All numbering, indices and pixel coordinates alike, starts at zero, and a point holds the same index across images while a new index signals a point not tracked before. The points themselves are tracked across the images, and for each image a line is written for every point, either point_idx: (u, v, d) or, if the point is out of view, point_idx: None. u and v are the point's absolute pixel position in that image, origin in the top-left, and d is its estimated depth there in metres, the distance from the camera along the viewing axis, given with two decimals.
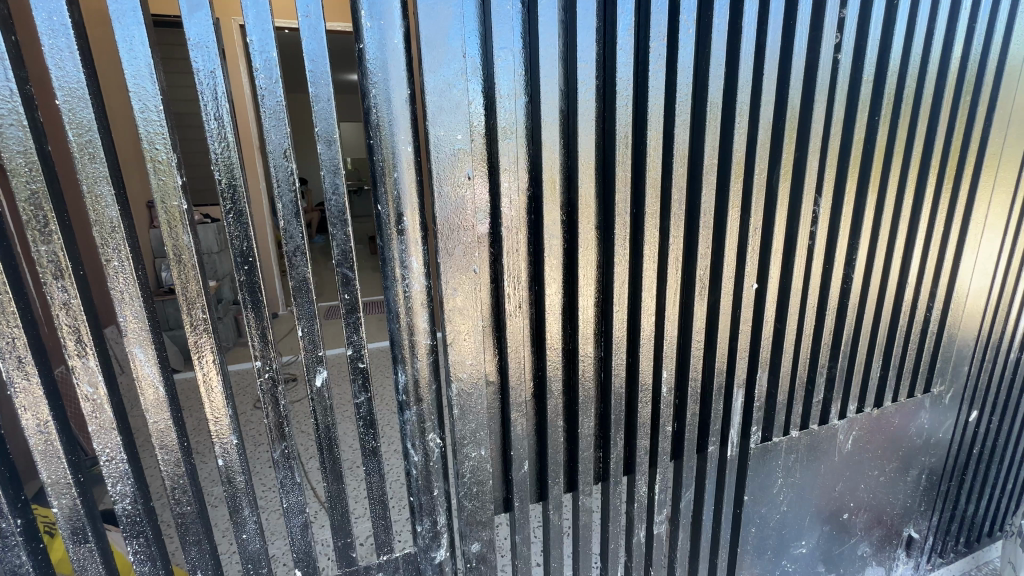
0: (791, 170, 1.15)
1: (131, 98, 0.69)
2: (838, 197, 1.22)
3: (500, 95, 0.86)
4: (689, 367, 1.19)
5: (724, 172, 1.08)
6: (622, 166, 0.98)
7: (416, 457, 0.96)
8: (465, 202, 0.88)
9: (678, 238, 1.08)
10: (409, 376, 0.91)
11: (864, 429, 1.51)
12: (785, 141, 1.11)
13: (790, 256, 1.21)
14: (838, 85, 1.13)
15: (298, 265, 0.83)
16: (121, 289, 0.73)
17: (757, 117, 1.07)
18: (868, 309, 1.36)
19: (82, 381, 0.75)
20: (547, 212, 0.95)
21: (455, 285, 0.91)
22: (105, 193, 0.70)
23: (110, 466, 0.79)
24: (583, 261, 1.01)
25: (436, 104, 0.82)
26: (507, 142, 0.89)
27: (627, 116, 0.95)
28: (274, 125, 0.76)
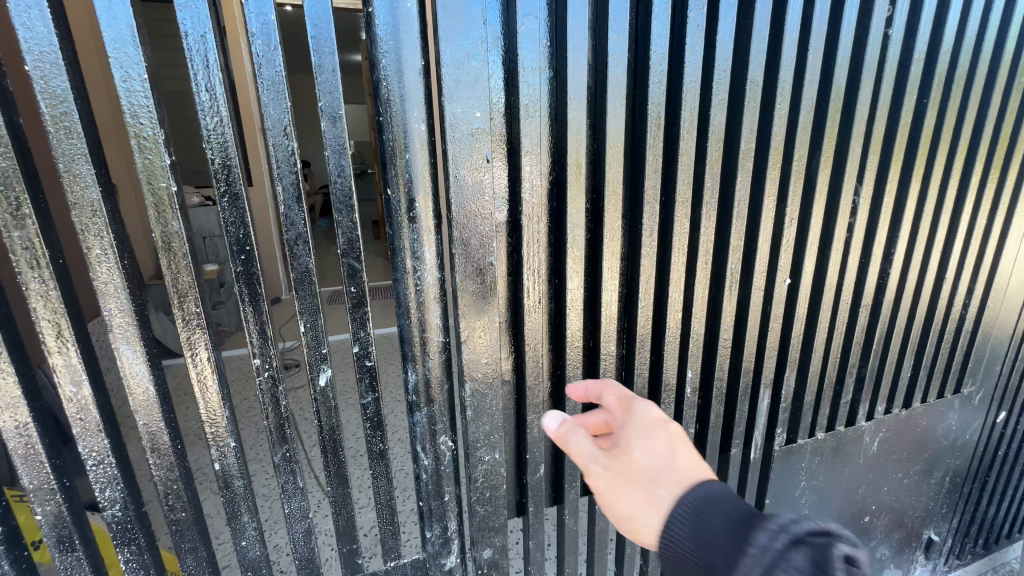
0: (832, 157, 1.06)
1: (111, 66, 0.61)
2: (880, 186, 1.14)
3: (523, 68, 0.78)
4: (714, 366, 1.12)
5: (761, 158, 1.00)
6: (654, 150, 0.89)
7: (427, 461, 0.90)
8: (483, 188, 0.81)
9: (709, 230, 1.00)
10: (420, 376, 0.85)
11: (891, 430, 1.45)
12: (828, 126, 1.03)
13: (826, 250, 1.13)
14: (887, 65, 1.03)
15: (300, 255, 0.75)
16: (105, 280, 0.66)
17: (799, 99, 0.98)
18: (903, 306, 1.29)
19: (64, 381, 0.68)
20: (571, 200, 0.87)
21: (469, 279, 0.84)
22: (85, 172, 0.62)
23: (98, 470, 0.73)
24: (608, 254, 0.93)
25: (452, 77, 0.74)
26: (530, 121, 0.81)
27: (660, 95, 0.87)
28: (273, 98, 0.68)
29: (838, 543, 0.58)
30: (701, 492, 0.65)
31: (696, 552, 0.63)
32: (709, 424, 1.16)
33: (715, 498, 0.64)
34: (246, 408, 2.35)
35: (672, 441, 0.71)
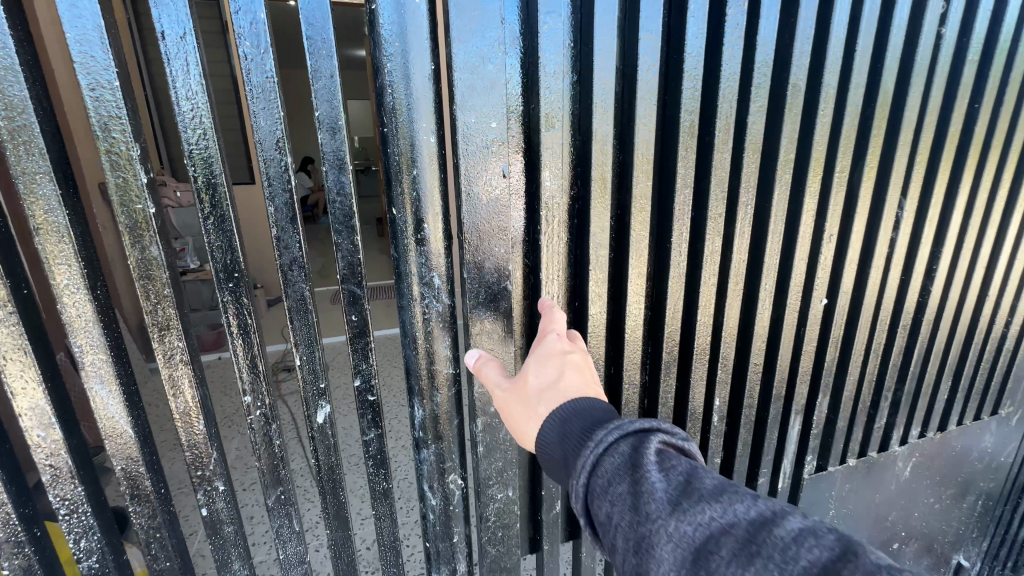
0: (876, 167, 0.98)
1: (77, 72, 0.53)
2: (925, 198, 1.05)
3: (543, 73, 0.69)
4: (743, 392, 1.04)
5: (800, 169, 0.91)
6: (686, 162, 0.81)
7: (435, 500, 0.83)
8: (499, 206, 0.73)
9: (742, 247, 0.91)
10: (427, 412, 0.77)
11: (924, 455, 1.37)
12: (872, 133, 0.94)
13: (865, 267, 1.05)
14: (939, 66, 0.95)
15: (295, 282, 0.68)
16: (74, 313, 0.58)
17: (843, 104, 0.89)
18: (943, 325, 1.20)
19: (31, 425, 0.60)
20: (595, 218, 0.79)
21: (483, 306, 0.76)
22: (49, 193, 0.54)
23: (71, 520, 0.66)
24: (634, 276, 0.85)
25: (464, 82, 0.66)
26: (551, 132, 0.72)
27: (694, 102, 0.78)
28: (263, 107, 0.60)
29: (658, 434, 0.59)
30: (571, 407, 0.63)
31: (561, 456, 0.62)
32: (736, 452, 1.08)
33: (586, 413, 0.62)
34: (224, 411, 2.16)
35: (566, 366, 0.67)
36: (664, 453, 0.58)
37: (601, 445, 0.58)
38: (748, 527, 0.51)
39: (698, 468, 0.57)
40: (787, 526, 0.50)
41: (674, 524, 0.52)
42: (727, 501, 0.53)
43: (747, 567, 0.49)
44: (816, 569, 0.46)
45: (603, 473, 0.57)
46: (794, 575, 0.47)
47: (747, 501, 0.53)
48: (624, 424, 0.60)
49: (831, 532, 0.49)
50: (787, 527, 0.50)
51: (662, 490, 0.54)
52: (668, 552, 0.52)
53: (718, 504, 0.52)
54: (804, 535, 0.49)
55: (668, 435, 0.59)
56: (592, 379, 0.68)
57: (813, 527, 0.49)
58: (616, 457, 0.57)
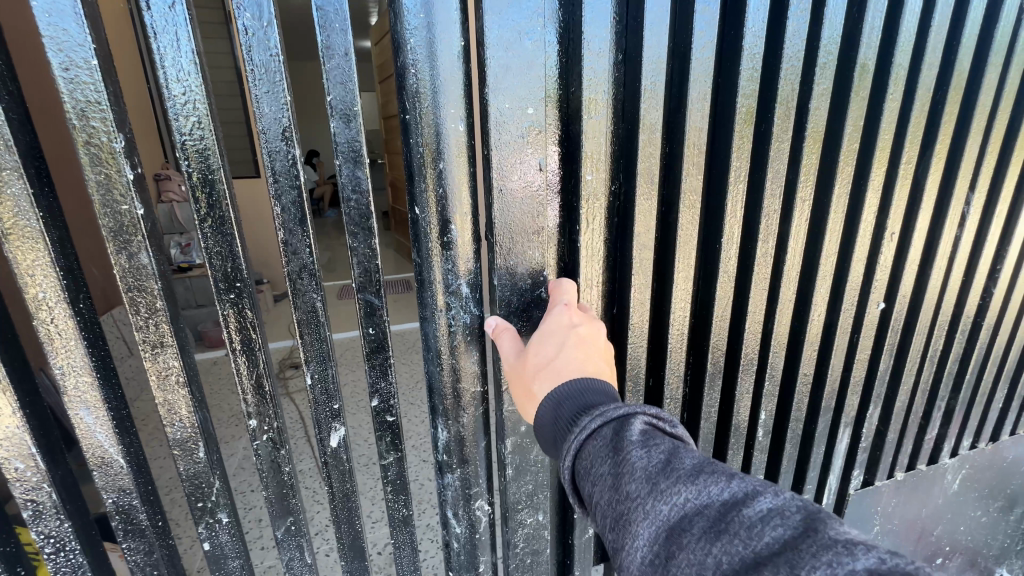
0: (945, 157, 0.88)
1: (48, 49, 0.45)
2: (992, 193, 0.96)
3: (587, 50, 0.60)
4: (791, 404, 0.96)
5: (864, 161, 0.82)
6: (741, 153, 0.72)
7: (460, 528, 0.75)
8: (535, 204, 0.64)
9: (797, 248, 0.83)
10: (452, 434, 0.70)
11: (971, 466, 1.30)
12: (943, 118, 0.84)
13: (927, 268, 0.96)
14: (1018, 45, 0.85)
15: (305, 292, 0.60)
16: (52, 329, 0.51)
17: (914, 87, 0.80)
18: (1001, 329, 1.12)
19: (8, 456, 0.53)
20: (640, 217, 0.70)
21: (516, 319, 0.67)
22: (18, 192, 0.46)
23: (58, 559, 0.59)
24: (680, 280, 0.76)
25: (498, 60, 0.57)
26: (593, 120, 0.63)
27: (752, 85, 0.69)
28: (267, 91, 0.52)
29: (640, 415, 0.49)
30: (569, 387, 0.53)
31: (552, 435, 0.53)
32: (781, 469, 1.00)
33: (582, 395, 0.52)
34: (226, 409, 2.08)
35: (568, 339, 0.58)
36: (649, 435, 0.48)
37: (583, 431, 0.49)
38: (721, 507, 0.42)
39: (680, 448, 0.47)
40: (756, 504, 0.41)
41: (649, 504, 0.44)
42: (702, 478, 0.44)
43: (713, 545, 0.40)
44: (778, 547, 0.38)
45: (587, 460, 0.48)
46: (757, 555, 0.39)
47: (723, 480, 0.44)
48: (612, 405, 0.51)
49: (799, 506, 0.41)
50: (756, 504, 0.41)
51: (640, 465, 0.45)
52: (642, 534, 0.44)
53: (693, 480, 0.44)
54: (772, 513, 0.40)
55: (655, 412, 0.50)
56: (598, 354, 0.57)
57: (784, 505, 0.41)
58: (600, 438, 0.49)
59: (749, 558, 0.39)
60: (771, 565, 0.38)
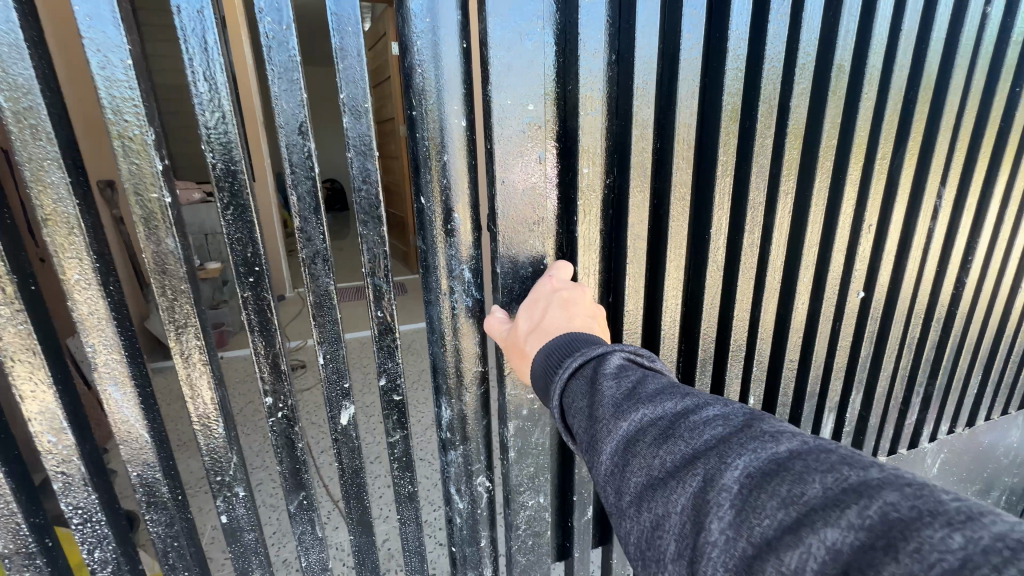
0: (917, 153, 0.94)
1: (87, 49, 0.49)
2: (963, 186, 1.02)
3: (583, 50, 0.65)
4: (778, 389, 1.01)
5: (842, 157, 0.87)
6: (726, 148, 0.77)
7: (462, 503, 0.79)
8: (536, 194, 0.69)
9: (781, 239, 0.88)
10: (455, 411, 0.74)
11: (950, 450, 1.37)
12: (915, 116, 0.90)
13: (903, 258, 1.01)
14: (982, 49, 0.91)
15: (319, 276, 0.64)
16: (85, 309, 0.55)
17: (888, 87, 0.86)
18: (975, 317, 1.18)
19: (41, 430, 0.57)
20: (633, 207, 0.75)
21: (518, 306, 0.72)
22: (57, 181, 0.50)
23: (85, 529, 0.62)
24: (672, 269, 0.81)
25: (501, 58, 0.62)
26: (590, 117, 0.68)
27: (736, 84, 0.75)
28: (286, 88, 0.56)
29: (616, 352, 0.52)
30: (555, 339, 0.57)
31: (542, 382, 0.56)
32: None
33: (567, 342, 0.56)
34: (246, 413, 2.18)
35: (552, 301, 0.64)
36: (624, 367, 0.51)
37: (567, 370, 0.53)
38: (673, 418, 0.45)
39: (649, 375, 0.50)
40: (703, 412, 0.44)
41: (612, 422, 0.46)
42: (660, 396, 0.47)
43: (661, 449, 0.43)
44: (715, 441, 0.42)
45: (568, 396, 0.52)
46: (699, 452, 0.42)
47: (678, 397, 0.47)
48: (591, 346, 0.54)
49: (743, 413, 0.44)
50: (704, 412, 0.44)
51: (609, 391, 0.48)
52: (604, 450, 0.46)
53: (652, 399, 0.47)
54: (715, 417, 0.44)
55: (634, 348, 0.53)
56: (582, 312, 0.62)
57: (729, 412, 0.44)
58: (581, 377, 0.52)
59: (691, 455, 0.42)
60: (706, 459, 0.41)
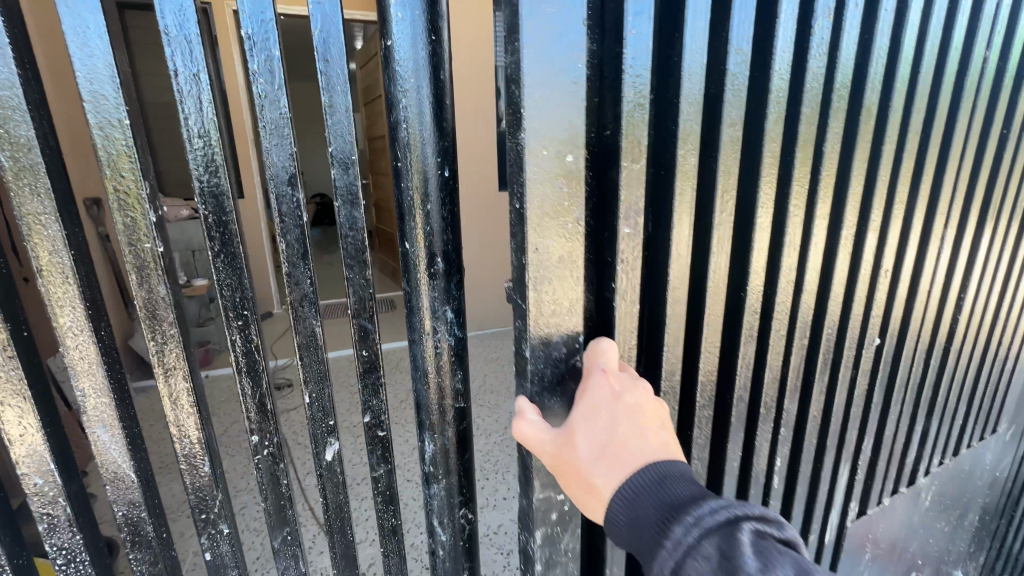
0: (920, 185, 1.04)
1: (86, 110, 0.52)
2: (950, 213, 1.15)
3: (626, 91, 0.66)
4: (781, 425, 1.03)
5: (867, 191, 0.95)
6: (767, 192, 0.81)
7: (445, 535, 0.81)
8: (569, 258, 0.70)
9: (812, 278, 0.94)
10: (437, 446, 0.76)
11: (939, 479, 1.50)
12: (921, 153, 1.01)
13: (902, 282, 1.12)
14: (969, 93, 1.04)
15: (306, 317, 0.66)
16: (76, 354, 0.56)
17: (904, 126, 0.95)
18: (953, 330, 1.33)
19: (29, 472, 0.58)
20: (674, 262, 0.77)
21: (548, 394, 0.72)
22: (53, 233, 0.53)
23: (69, 569, 0.63)
24: (672, 334, 0.81)
25: (532, 94, 0.61)
26: (636, 163, 0.69)
27: (777, 124, 0.78)
28: (277, 142, 0.59)
29: (745, 519, 0.55)
30: (647, 483, 0.58)
31: (638, 540, 0.58)
32: (774, 484, 1.07)
33: (668, 495, 0.58)
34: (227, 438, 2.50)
35: (616, 412, 0.60)
36: (759, 542, 0.54)
37: (683, 545, 0.55)
38: None
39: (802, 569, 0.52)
40: None
41: None
42: None
43: None
44: None
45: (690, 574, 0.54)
46: None
47: None
48: (708, 511, 0.56)
49: None
50: None
51: None
52: None
53: None
54: None
55: (764, 515, 0.56)
56: (652, 426, 0.61)
57: None
58: (705, 554, 0.54)
59: None
60: None
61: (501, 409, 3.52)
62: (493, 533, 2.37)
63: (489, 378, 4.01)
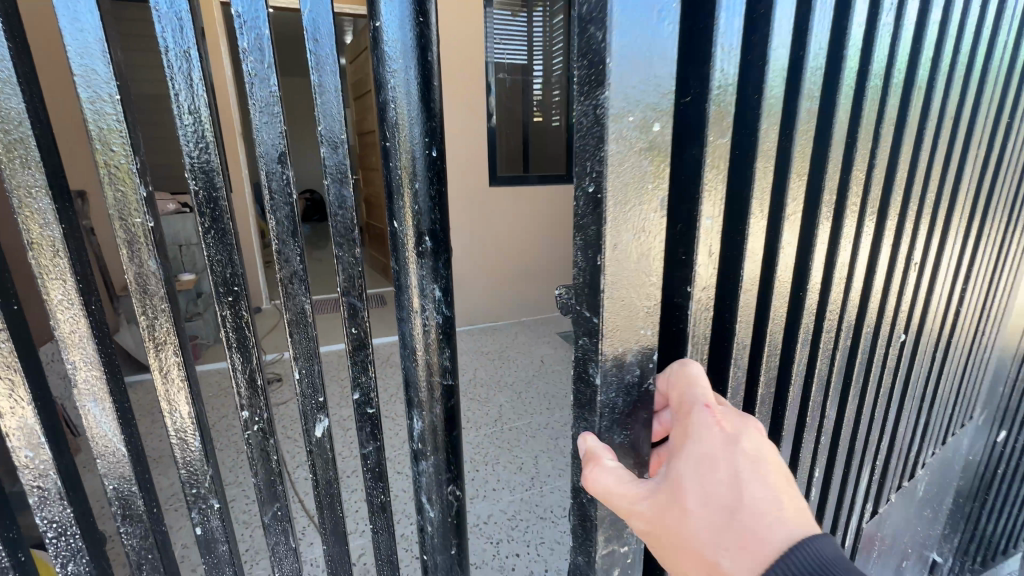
0: (943, 173, 1.11)
1: (77, 85, 0.52)
2: (965, 200, 1.23)
3: (716, 61, 0.63)
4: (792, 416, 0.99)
5: (909, 177, 1.00)
6: (832, 176, 0.82)
7: (434, 512, 0.83)
8: (648, 253, 0.66)
9: (863, 261, 0.98)
10: (426, 423, 0.78)
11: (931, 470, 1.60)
12: (946, 141, 1.07)
13: (925, 266, 1.19)
14: (985, 87, 1.11)
15: (295, 295, 0.67)
16: (68, 328, 0.57)
17: (938, 116, 1.01)
18: (959, 313, 1.41)
19: (19, 445, 0.59)
20: (750, 248, 0.76)
21: (617, 429, 0.70)
22: (43, 207, 0.53)
23: (59, 543, 0.64)
24: (740, 334, 0.80)
25: (625, 54, 0.56)
26: (722, 139, 0.67)
27: (846, 105, 0.79)
28: (266, 121, 0.60)
29: None
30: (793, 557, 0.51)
31: None
32: (799, 480, 1.06)
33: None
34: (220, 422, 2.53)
35: (733, 466, 0.56)
36: None
37: None
38: None
39: None
40: None
41: None
42: None
43: None
44: None
45: None
46: None
47: None
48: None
49: None
50: None
51: None
52: None
53: None
54: None
55: None
56: (774, 480, 0.56)
57: None
58: None
59: None
60: None
61: (491, 402, 3.55)
62: (483, 523, 2.40)
63: (479, 372, 4.04)
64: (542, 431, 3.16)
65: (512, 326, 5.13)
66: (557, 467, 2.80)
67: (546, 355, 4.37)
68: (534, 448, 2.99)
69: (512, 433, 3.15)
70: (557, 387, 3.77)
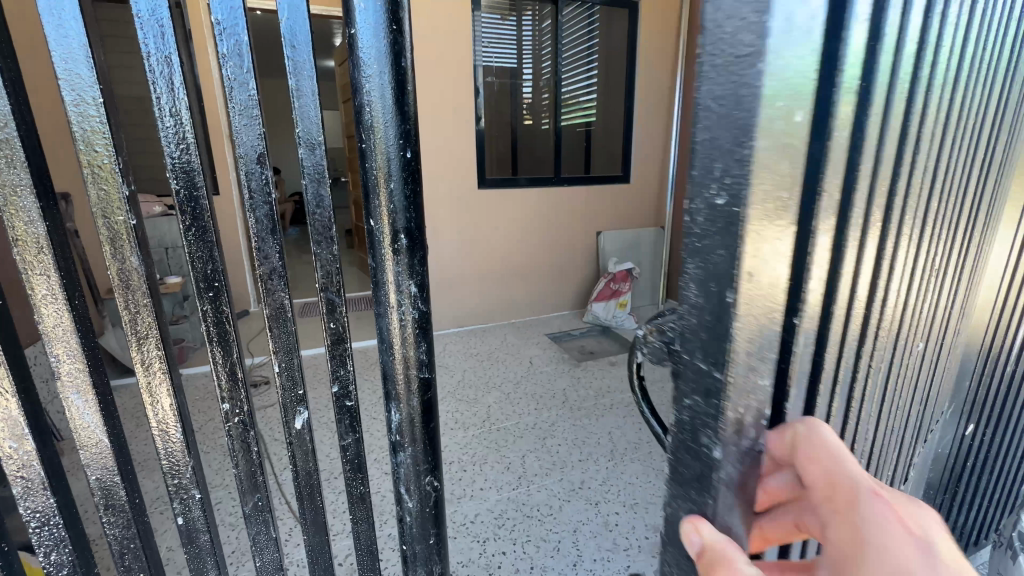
0: (995, 175, 1.02)
1: (61, 87, 0.55)
2: (994, 199, 1.18)
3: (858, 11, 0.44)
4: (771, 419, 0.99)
5: (978, 180, 0.90)
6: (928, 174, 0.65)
7: (412, 502, 0.86)
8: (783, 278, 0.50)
9: (932, 273, 0.87)
10: (404, 415, 0.81)
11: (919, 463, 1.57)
12: (1007, 139, 0.97)
13: (953, 267, 1.13)
14: None
15: (275, 290, 0.70)
16: (51, 322, 0.59)
17: (1007, 110, 0.90)
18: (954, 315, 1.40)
19: (2, 437, 0.61)
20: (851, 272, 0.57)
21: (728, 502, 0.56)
22: (27, 205, 0.55)
23: (43, 532, 0.66)
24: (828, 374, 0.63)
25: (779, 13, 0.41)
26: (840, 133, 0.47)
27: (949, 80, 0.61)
28: (246, 123, 0.63)
29: None
30: None
31: None
32: None
33: None
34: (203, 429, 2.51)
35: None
36: None
37: None
38: None
39: None
40: None
41: None
42: None
43: None
44: None
45: None
46: None
47: None
48: None
49: None
50: None
51: None
52: None
53: None
54: None
55: None
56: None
57: None
58: None
59: None
60: None
61: (480, 403, 3.57)
62: (470, 522, 2.41)
63: (468, 373, 4.07)
64: (529, 431, 3.19)
65: (500, 327, 5.16)
66: (544, 466, 2.83)
67: (535, 356, 4.40)
68: (522, 448, 3.01)
69: (500, 433, 3.18)
70: (545, 387, 3.80)
